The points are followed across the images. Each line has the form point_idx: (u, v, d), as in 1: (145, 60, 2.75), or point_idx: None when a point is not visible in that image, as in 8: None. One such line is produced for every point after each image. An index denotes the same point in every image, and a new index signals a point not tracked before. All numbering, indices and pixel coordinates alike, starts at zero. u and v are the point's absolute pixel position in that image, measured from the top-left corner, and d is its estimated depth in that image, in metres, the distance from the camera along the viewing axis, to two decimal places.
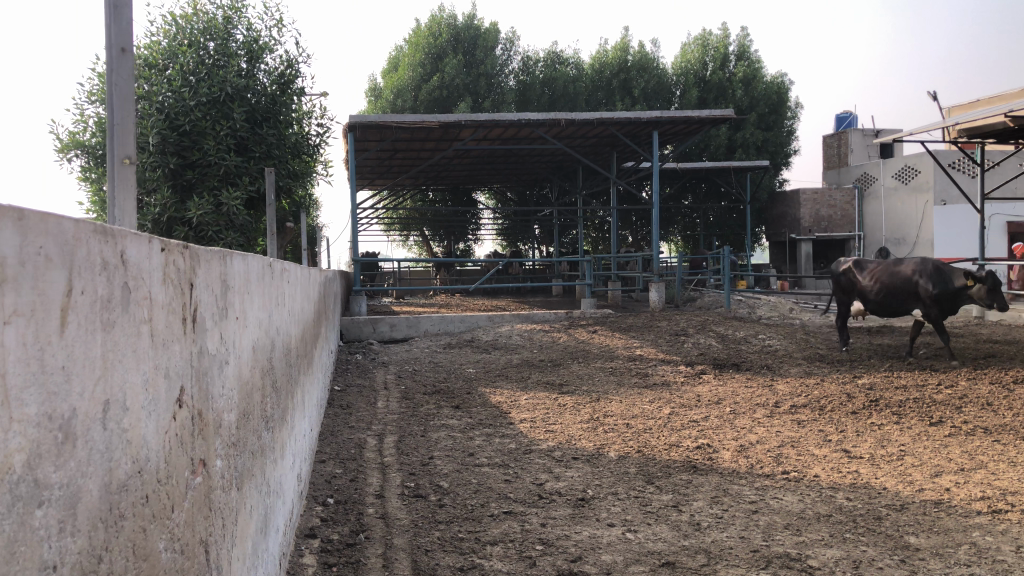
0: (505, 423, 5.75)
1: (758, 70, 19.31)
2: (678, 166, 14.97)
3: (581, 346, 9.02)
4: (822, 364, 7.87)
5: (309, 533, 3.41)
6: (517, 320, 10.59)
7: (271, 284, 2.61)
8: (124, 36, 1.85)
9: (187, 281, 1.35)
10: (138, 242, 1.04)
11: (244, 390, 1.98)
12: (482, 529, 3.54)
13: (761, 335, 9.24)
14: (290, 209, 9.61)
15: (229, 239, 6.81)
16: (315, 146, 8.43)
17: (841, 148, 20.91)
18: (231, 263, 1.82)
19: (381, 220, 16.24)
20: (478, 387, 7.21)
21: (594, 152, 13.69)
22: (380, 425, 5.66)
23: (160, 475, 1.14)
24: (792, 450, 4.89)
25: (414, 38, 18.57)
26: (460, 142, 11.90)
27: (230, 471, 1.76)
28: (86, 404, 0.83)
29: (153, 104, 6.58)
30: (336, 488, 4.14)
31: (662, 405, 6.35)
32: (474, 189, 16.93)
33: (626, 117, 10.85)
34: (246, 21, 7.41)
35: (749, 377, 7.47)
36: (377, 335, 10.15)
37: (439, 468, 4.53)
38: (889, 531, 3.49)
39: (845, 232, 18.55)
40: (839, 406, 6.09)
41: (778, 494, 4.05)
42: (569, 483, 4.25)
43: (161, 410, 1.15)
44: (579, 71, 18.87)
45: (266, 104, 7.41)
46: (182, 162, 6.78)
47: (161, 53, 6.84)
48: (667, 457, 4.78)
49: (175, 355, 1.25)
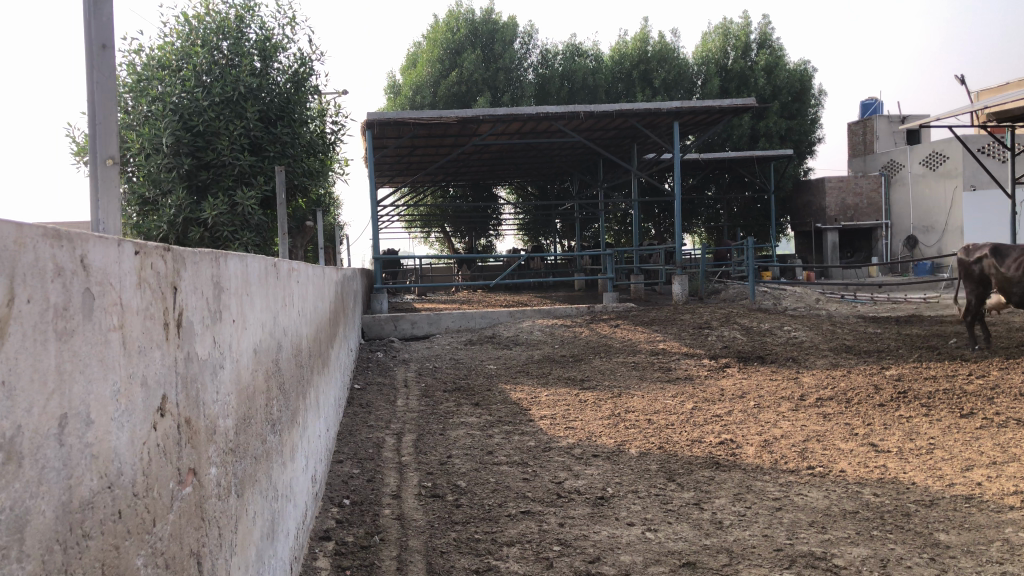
0: (526, 420, 5.69)
1: (780, 58, 19.05)
2: (699, 158, 14.80)
3: (603, 341, 8.93)
4: (848, 356, 7.72)
5: (323, 536, 3.38)
6: (538, 315, 10.51)
7: (275, 284, 2.56)
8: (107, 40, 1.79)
9: (170, 284, 1.30)
10: (103, 245, 0.99)
11: (243, 394, 1.93)
12: (498, 530, 3.48)
13: (786, 326, 9.09)
14: (308, 208, 9.60)
15: (244, 239, 6.81)
16: (331, 143, 8.42)
17: (866, 135, 20.59)
18: (225, 264, 1.76)
19: (402, 218, 16.24)
20: (499, 384, 7.16)
21: (614, 145, 13.57)
22: (399, 424, 5.62)
23: (136, 487, 1.09)
24: (818, 444, 4.79)
25: (432, 35, 18.60)
26: (479, 137, 11.84)
27: (227, 479, 1.70)
28: (35, 423, 0.78)
29: (167, 105, 6.57)
30: (352, 489, 4.10)
31: (685, 400, 6.26)
32: (495, 184, 16.87)
33: (645, 108, 10.72)
34: (259, 20, 7.40)
35: (774, 370, 7.34)
36: (398, 333, 10.13)
37: (458, 467, 4.48)
38: (918, 528, 3.38)
39: (872, 220, 18.27)
40: (866, 399, 5.96)
41: (803, 490, 3.95)
42: (588, 481, 4.18)
43: (137, 421, 1.10)
44: (599, 63, 18.73)
45: (280, 103, 7.42)
46: (197, 163, 6.79)
47: (174, 53, 6.84)
48: (689, 453, 4.69)
49: (156, 362, 1.20)
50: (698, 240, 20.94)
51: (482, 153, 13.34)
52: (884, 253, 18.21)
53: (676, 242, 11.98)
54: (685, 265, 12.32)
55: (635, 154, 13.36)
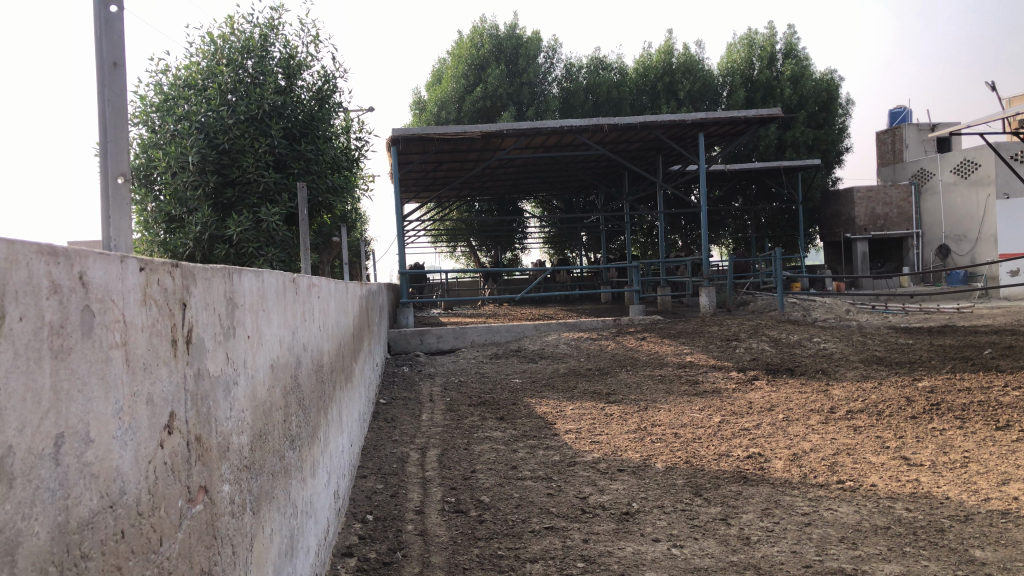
0: (551, 435, 5.65)
1: (806, 68, 18.91)
2: (726, 168, 14.70)
3: (629, 354, 8.88)
4: (879, 367, 7.59)
5: (346, 552, 3.36)
6: (564, 328, 10.46)
7: (294, 300, 2.56)
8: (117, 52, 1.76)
9: (178, 299, 1.30)
10: (104, 263, 0.98)
11: (258, 410, 1.92)
12: (522, 546, 3.45)
13: (815, 338, 8.98)
14: (333, 224, 9.66)
15: (269, 254, 6.87)
16: (355, 160, 8.46)
17: (895, 144, 20.37)
18: (238, 280, 1.75)
19: (428, 233, 16.30)
20: (524, 398, 7.12)
21: (639, 157, 13.52)
22: (423, 438, 5.61)
23: (141, 505, 1.08)
24: (848, 458, 4.70)
25: (457, 50, 18.73)
26: (503, 151, 11.86)
27: (242, 495, 1.70)
28: (28, 443, 0.77)
29: (193, 124, 6.67)
30: (375, 504, 4.09)
31: (712, 413, 6.18)
32: (520, 197, 16.90)
33: (670, 120, 10.66)
34: (283, 38, 7.48)
35: (803, 382, 7.23)
36: (424, 347, 10.14)
37: (481, 482, 4.45)
38: (952, 544, 3.29)
39: (902, 230, 18.02)
40: (897, 411, 5.85)
41: (833, 504, 3.88)
42: (614, 497, 4.13)
43: (142, 438, 1.09)
44: (623, 76, 18.73)
45: (304, 120, 7.49)
46: (223, 181, 6.86)
47: (200, 73, 6.92)
48: (716, 467, 4.63)
49: (163, 380, 1.19)
50: (725, 251, 20.80)
51: (507, 167, 13.36)
52: (916, 263, 17.96)
53: (702, 253, 11.89)
54: (713, 277, 12.21)
55: (660, 165, 13.29)
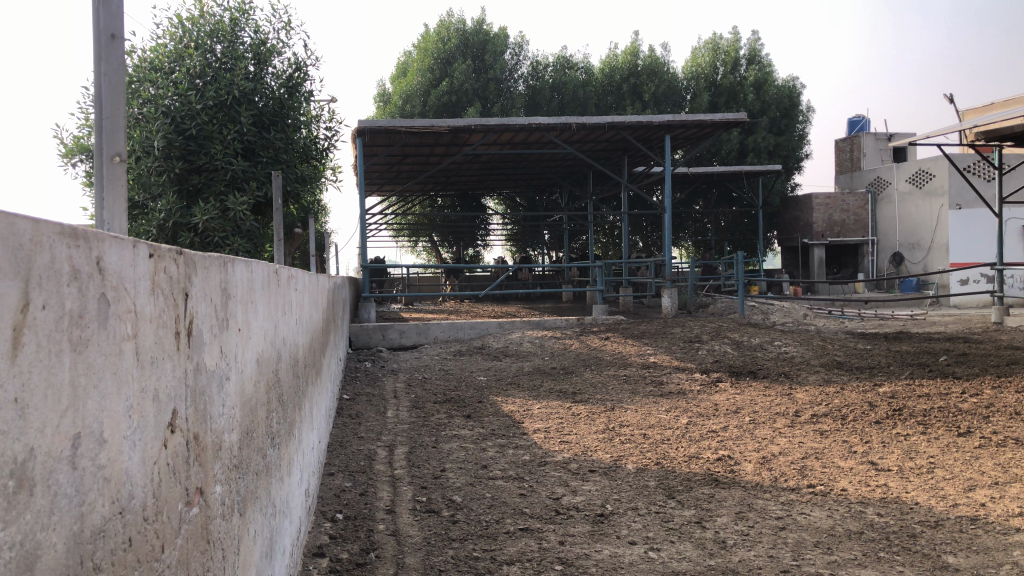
0: (519, 434, 5.59)
1: (769, 74, 19.14)
2: (690, 172, 14.75)
3: (593, 353, 8.86)
4: (840, 372, 7.67)
5: (317, 552, 3.28)
6: (527, 327, 10.41)
7: (276, 292, 2.46)
8: (114, 23, 1.64)
9: (182, 290, 1.21)
10: (119, 247, 0.90)
11: (246, 406, 1.84)
12: (497, 548, 3.39)
13: (776, 341, 9.07)
14: (297, 216, 9.48)
15: (235, 245, 6.70)
16: (324, 150, 8.29)
17: (852, 152, 20.77)
18: (232, 270, 1.67)
19: (390, 227, 16.12)
20: (490, 396, 7.05)
21: (605, 157, 13.53)
22: (390, 435, 5.51)
23: (146, 511, 1.00)
24: (816, 462, 4.72)
25: (424, 44, 18.58)
26: (470, 147, 11.76)
27: (232, 496, 1.61)
28: (48, 443, 0.70)
29: (159, 108, 6.49)
30: (345, 503, 4.00)
31: (679, 415, 6.18)
32: (484, 194, 16.81)
33: (637, 121, 10.68)
34: (254, 23, 7.31)
35: (767, 386, 7.27)
36: (386, 342, 10.02)
37: (451, 481, 4.38)
38: (926, 550, 3.31)
39: (858, 237, 18.35)
40: (861, 416, 5.91)
41: (806, 509, 3.89)
42: (587, 498, 4.09)
43: (149, 437, 1.01)
44: (589, 76, 18.78)
45: (274, 108, 7.33)
46: (189, 167, 6.69)
47: (167, 56, 6.73)
48: (688, 469, 4.62)
49: (167, 375, 1.11)
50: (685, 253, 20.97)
51: (473, 163, 13.28)
52: (871, 270, 18.34)
53: (665, 254, 11.93)
54: (675, 278, 12.27)
55: (625, 166, 13.31)
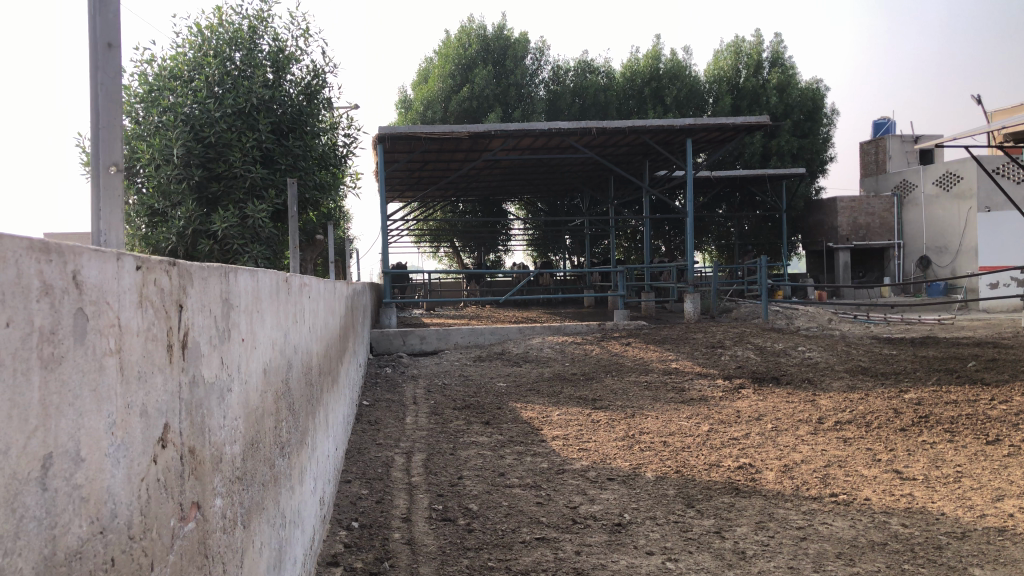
0: (538, 441, 5.56)
1: (793, 77, 18.95)
2: (713, 175, 14.62)
3: (614, 359, 8.80)
4: (865, 378, 7.55)
5: (331, 561, 3.26)
6: (548, 332, 10.35)
7: (286, 300, 2.45)
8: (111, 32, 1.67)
9: (175, 302, 1.19)
10: (99, 260, 0.88)
11: (251, 417, 1.82)
12: (512, 558, 3.35)
13: (800, 346, 8.94)
14: (317, 222, 9.52)
15: (254, 252, 6.74)
16: (343, 156, 8.30)
17: (878, 154, 20.53)
18: (235, 280, 1.65)
19: (411, 233, 16.15)
20: (510, 402, 7.01)
21: (627, 161, 13.46)
22: (408, 442, 5.50)
23: (132, 528, 0.97)
24: (839, 470, 4.64)
25: (445, 50, 18.64)
26: (490, 152, 11.74)
27: (234, 509, 1.59)
28: (13, 466, 0.68)
29: (178, 116, 6.55)
30: (361, 511, 3.98)
31: (701, 422, 6.11)
32: (505, 199, 16.79)
33: (658, 125, 10.60)
34: (273, 31, 7.33)
35: (790, 392, 7.16)
36: (407, 348, 10.01)
37: (469, 489, 4.35)
38: (951, 563, 3.23)
39: (884, 240, 18.11)
40: (886, 423, 5.81)
41: (828, 519, 3.82)
42: (605, 507, 4.04)
43: (135, 454, 0.99)
44: (610, 80, 18.73)
45: (292, 115, 7.35)
46: (208, 175, 6.74)
47: (186, 64, 6.78)
48: (708, 478, 4.56)
49: (157, 389, 1.09)
50: (708, 257, 20.81)
51: (493, 168, 13.27)
52: (897, 274, 18.07)
53: (687, 258, 11.82)
54: (698, 283, 12.16)
55: (647, 170, 13.22)
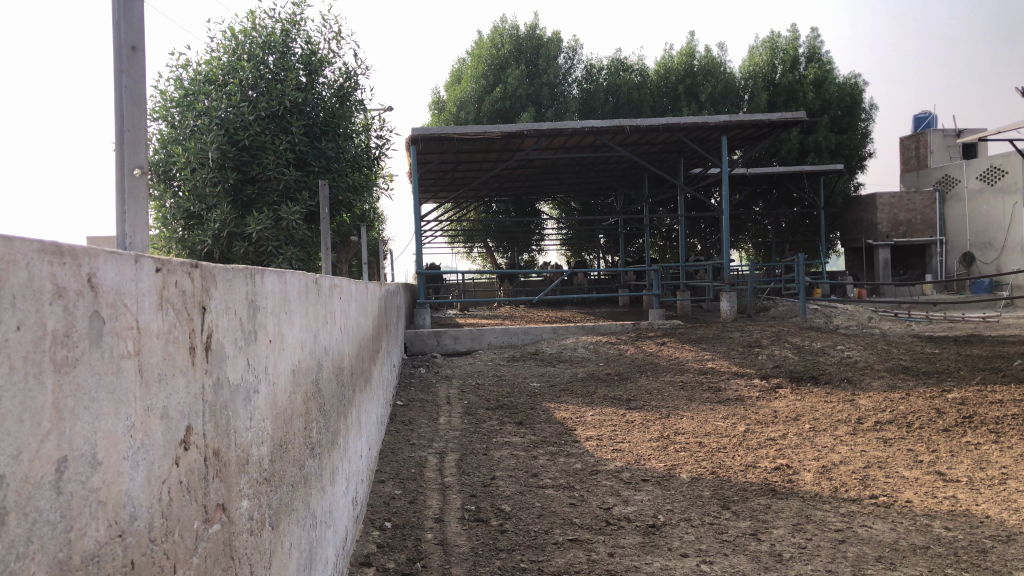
0: (571, 441, 5.52)
1: (830, 72, 18.65)
2: (749, 172, 14.43)
3: (649, 359, 8.72)
4: (906, 378, 7.39)
5: (364, 561, 3.27)
6: (582, 332, 10.31)
7: (315, 302, 2.45)
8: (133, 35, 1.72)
9: (198, 303, 1.19)
10: (116, 262, 0.88)
11: (279, 419, 1.82)
12: (545, 559, 3.33)
13: (839, 345, 8.79)
14: (351, 224, 9.58)
15: (288, 253, 6.81)
16: (375, 158, 8.34)
17: (919, 149, 20.15)
18: (261, 281, 1.66)
19: (445, 233, 16.19)
20: (543, 403, 6.98)
21: (661, 159, 13.35)
22: (441, 442, 5.50)
23: (153, 531, 0.97)
24: (879, 472, 4.55)
25: (477, 50, 18.68)
26: (522, 152, 11.72)
27: (261, 510, 1.59)
28: (25, 469, 0.67)
29: (213, 119, 6.64)
30: (394, 511, 3.99)
31: (737, 422, 6.03)
32: (539, 199, 16.76)
33: (693, 122, 10.49)
34: (305, 34, 7.39)
35: (828, 392, 7.04)
36: (440, 348, 10.03)
37: (501, 490, 4.33)
38: (996, 567, 3.14)
39: (926, 237, 17.75)
40: (928, 423, 5.68)
41: (868, 521, 3.74)
42: (639, 508, 4.00)
43: (155, 457, 0.98)
44: (644, 78, 18.61)
45: (325, 117, 7.40)
46: (243, 177, 6.83)
47: (221, 68, 6.86)
48: (744, 479, 4.49)
49: (180, 391, 1.09)
50: (745, 255, 20.58)
51: (526, 168, 13.25)
52: (939, 271, 17.70)
53: (723, 256, 11.68)
54: (734, 282, 12.01)
55: (682, 168, 13.10)
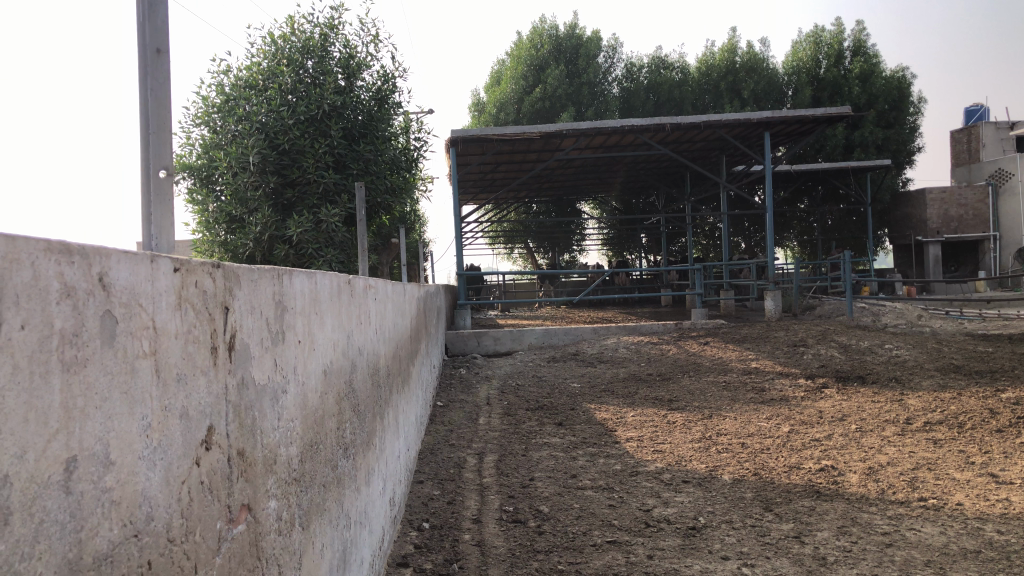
0: (611, 442, 5.48)
1: (877, 65, 18.25)
2: (793, 169, 14.19)
3: (691, 359, 8.62)
4: (957, 377, 7.19)
5: (401, 562, 3.27)
6: (623, 332, 10.23)
7: (349, 303, 2.46)
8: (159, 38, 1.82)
9: (220, 304, 1.19)
10: (130, 261, 0.88)
11: (310, 420, 1.82)
12: (583, 561, 3.29)
13: (887, 344, 8.58)
14: (392, 226, 9.65)
15: (328, 256, 6.90)
16: (415, 160, 8.38)
17: (971, 143, 19.63)
18: (290, 282, 1.67)
19: (486, 234, 16.23)
20: (583, 403, 6.94)
21: (702, 157, 13.20)
22: (481, 443, 5.50)
23: (172, 531, 0.97)
24: (929, 473, 4.43)
25: (517, 51, 18.73)
26: (562, 152, 11.69)
27: (291, 511, 1.59)
28: (32, 469, 0.67)
29: (254, 124, 6.76)
30: (432, 511, 4.00)
31: (781, 423, 5.92)
32: (579, 199, 16.69)
33: (734, 119, 10.35)
34: (343, 38, 7.46)
35: (876, 391, 6.89)
36: (481, 349, 10.05)
37: (540, 491, 4.31)
38: None
39: (978, 232, 17.29)
40: (980, 424, 5.51)
41: (916, 524, 3.63)
42: (679, 510, 3.95)
43: (176, 456, 0.99)
44: (685, 75, 18.46)
45: (363, 120, 7.45)
46: (283, 181, 6.93)
47: (261, 73, 6.98)
48: (787, 480, 4.41)
49: (201, 390, 1.09)
50: (790, 254, 20.26)
51: (566, 168, 13.23)
52: (993, 267, 17.22)
53: (767, 254, 11.50)
54: (778, 280, 11.82)
55: (724, 165, 12.93)
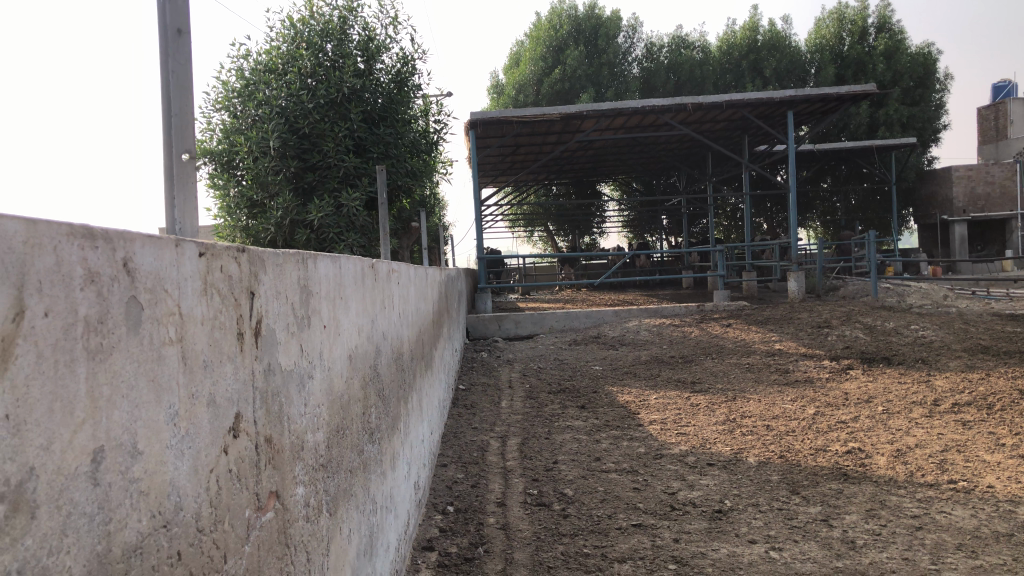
0: (635, 425, 5.45)
1: (902, 41, 17.90)
2: (816, 148, 13.99)
3: (714, 341, 8.56)
4: (985, 358, 7.08)
5: (426, 546, 3.27)
6: (645, 315, 10.17)
7: (372, 286, 2.44)
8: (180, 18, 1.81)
9: (246, 288, 1.17)
10: (154, 245, 0.86)
11: (335, 405, 1.81)
12: (608, 545, 3.28)
13: (913, 325, 8.45)
14: (412, 210, 9.61)
15: (349, 240, 6.89)
16: (435, 142, 8.33)
17: (998, 119, 19.27)
18: (315, 266, 1.65)
19: (506, 217, 16.19)
20: (606, 386, 6.90)
21: (724, 137, 13.03)
22: (504, 426, 5.49)
23: (201, 520, 0.95)
24: (959, 456, 4.36)
25: (536, 32, 18.60)
26: (582, 133, 11.60)
27: (318, 496, 1.58)
28: (56, 462, 0.65)
29: (273, 109, 6.74)
30: (457, 494, 4.00)
31: (806, 405, 5.86)
32: (599, 181, 16.58)
33: (756, 98, 10.19)
34: (361, 20, 7.41)
35: (902, 372, 6.81)
36: (503, 332, 10.05)
37: (564, 474, 4.29)
38: None
39: (1005, 211, 17.01)
40: (1011, 405, 5.41)
41: (946, 507, 3.58)
42: (704, 493, 3.92)
43: (202, 444, 0.97)
44: (706, 54, 18.24)
45: (383, 103, 7.41)
46: (303, 165, 6.93)
47: (280, 57, 6.95)
48: (814, 463, 4.36)
49: (228, 375, 1.07)
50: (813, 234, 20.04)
51: (586, 149, 13.14)
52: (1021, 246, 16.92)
53: (790, 235, 11.35)
54: (801, 261, 11.68)
55: (746, 145, 12.76)
